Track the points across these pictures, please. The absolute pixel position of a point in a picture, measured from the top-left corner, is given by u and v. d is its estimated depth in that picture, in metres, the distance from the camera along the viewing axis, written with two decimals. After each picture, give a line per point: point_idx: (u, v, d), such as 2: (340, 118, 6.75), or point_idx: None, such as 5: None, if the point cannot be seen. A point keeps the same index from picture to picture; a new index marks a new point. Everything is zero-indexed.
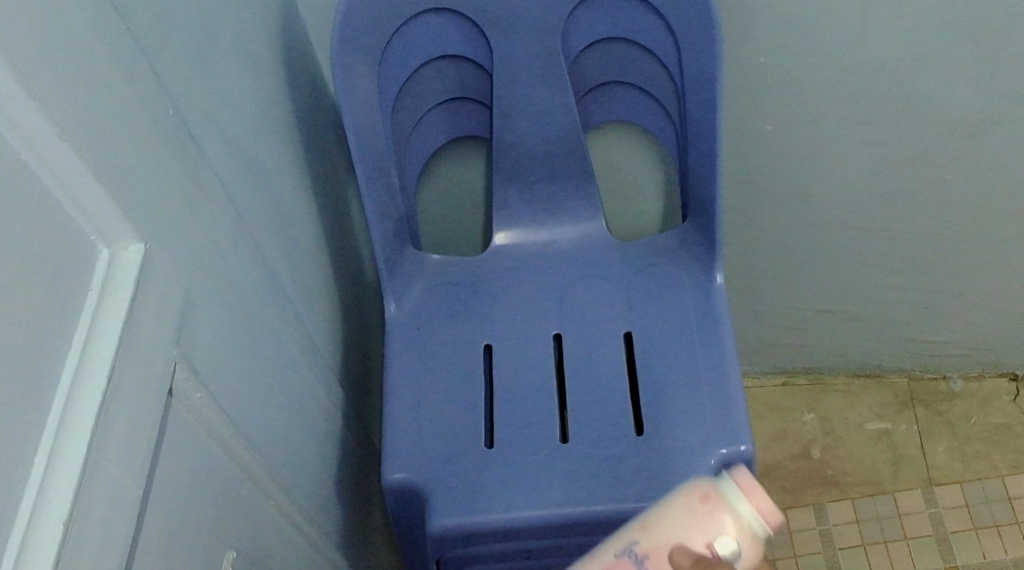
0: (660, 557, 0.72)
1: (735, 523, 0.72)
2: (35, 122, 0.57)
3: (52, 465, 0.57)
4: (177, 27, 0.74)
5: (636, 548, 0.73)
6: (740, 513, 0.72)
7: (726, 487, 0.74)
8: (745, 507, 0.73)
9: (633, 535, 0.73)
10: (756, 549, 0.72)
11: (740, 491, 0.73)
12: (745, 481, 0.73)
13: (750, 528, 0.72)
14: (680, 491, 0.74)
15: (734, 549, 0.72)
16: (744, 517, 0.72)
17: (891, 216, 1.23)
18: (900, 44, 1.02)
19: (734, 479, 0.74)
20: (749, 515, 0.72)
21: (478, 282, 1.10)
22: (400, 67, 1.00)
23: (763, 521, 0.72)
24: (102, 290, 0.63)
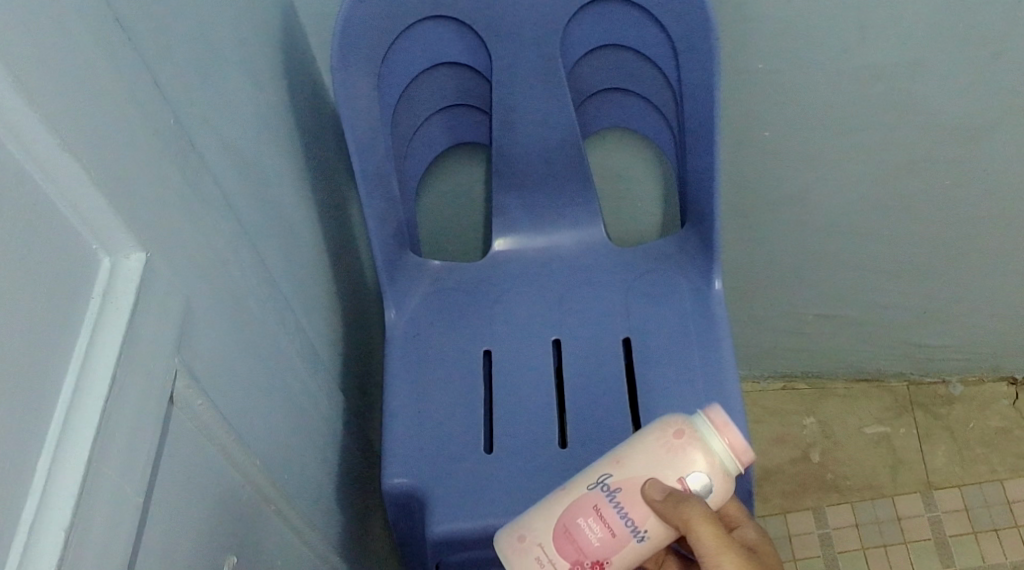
0: (633, 489, 0.79)
1: (706, 457, 0.79)
2: (37, 133, 0.58)
3: (53, 474, 0.58)
4: (177, 36, 0.74)
5: (612, 480, 0.80)
6: (712, 447, 0.79)
7: (699, 424, 0.80)
8: (716, 442, 0.79)
9: (609, 467, 0.81)
10: (725, 479, 0.79)
11: (712, 427, 0.80)
12: (717, 418, 0.80)
13: (721, 461, 0.79)
14: (654, 429, 0.81)
15: (703, 480, 0.79)
16: (716, 452, 0.79)
17: (889, 220, 1.23)
18: (897, 50, 1.03)
19: (706, 416, 0.80)
20: (721, 450, 0.79)
21: (478, 287, 1.11)
22: (400, 74, 1.00)
23: (733, 455, 0.79)
24: (104, 299, 0.63)
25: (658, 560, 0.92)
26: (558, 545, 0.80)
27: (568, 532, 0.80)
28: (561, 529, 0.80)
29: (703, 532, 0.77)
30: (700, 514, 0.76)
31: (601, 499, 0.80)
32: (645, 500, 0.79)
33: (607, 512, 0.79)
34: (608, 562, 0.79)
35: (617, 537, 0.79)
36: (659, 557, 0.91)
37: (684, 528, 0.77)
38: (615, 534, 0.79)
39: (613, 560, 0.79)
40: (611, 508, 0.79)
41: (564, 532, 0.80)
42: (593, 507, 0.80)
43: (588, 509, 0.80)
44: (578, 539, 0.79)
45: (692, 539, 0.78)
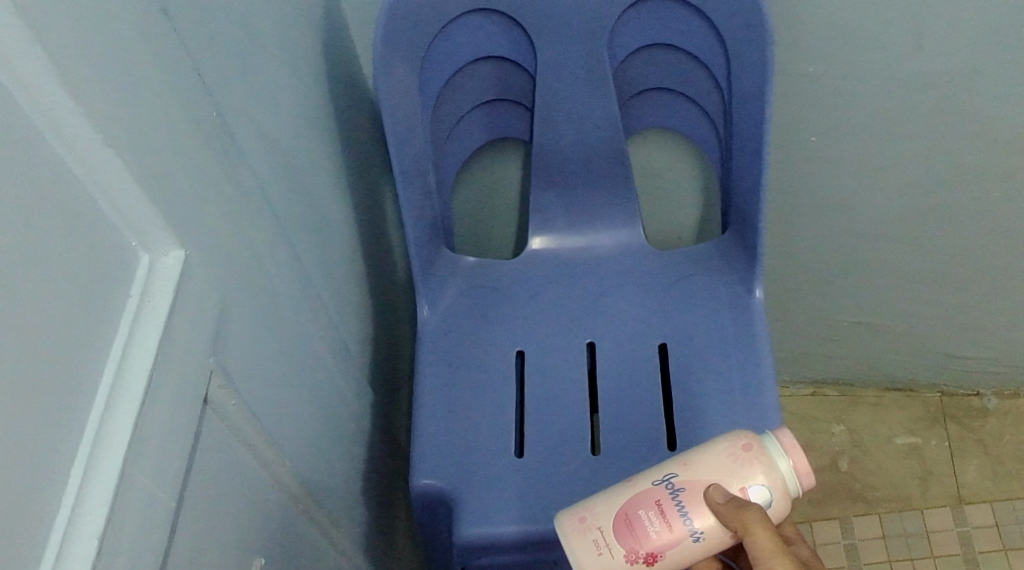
0: (697, 491, 0.78)
1: (771, 473, 0.78)
2: (81, 129, 0.56)
3: (87, 481, 0.56)
4: (222, 27, 0.72)
5: (677, 479, 0.79)
6: (777, 464, 0.78)
7: (769, 442, 0.79)
8: (782, 461, 0.78)
9: (675, 467, 0.80)
10: (786, 498, 0.78)
11: (780, 448, 0.79)
12: (786, 439, 0.79)
13: (784, 480, 0.78)
14: (724, 438, 0.80)
15: (764, 494, 0.77)
16: (781, 470, 0.78)
17: (932, 231, 1.20)
18: (956, 60, 0.99)
19: (775, 437, 0.79)
20: (786, 470, 0.78)
21: (514, 287, 1.09)
22: (442, 67, 0.98)
23: (796, 478, 0.78)
24: (141, 297, 0.62)
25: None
26: (617, 532, 0.78)
27: (628, 522, 0.78)
28: (622, 518, 0.79)
29: (762, 539, 0.75)
30: (760, 521, 0.75)
31: (664, 496, 0.78)
32: (707, 503, 0.77)
33: (668, 509, 0.78)
34: (661, 556, 0.77)
35: (674, 535, 0.77)
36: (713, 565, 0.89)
37: (742, 532, 0.75)
38: (673, 530, 0.77)
39: (667, 555, 0.77)
40: (672, 505, 0.78)
41: (624, 521, 0.78)
42: (656, 502, 0.78)
43: (650, 503, 0.78)
44: (636, 530, 0.78)
45: (748, 545, 0.76)
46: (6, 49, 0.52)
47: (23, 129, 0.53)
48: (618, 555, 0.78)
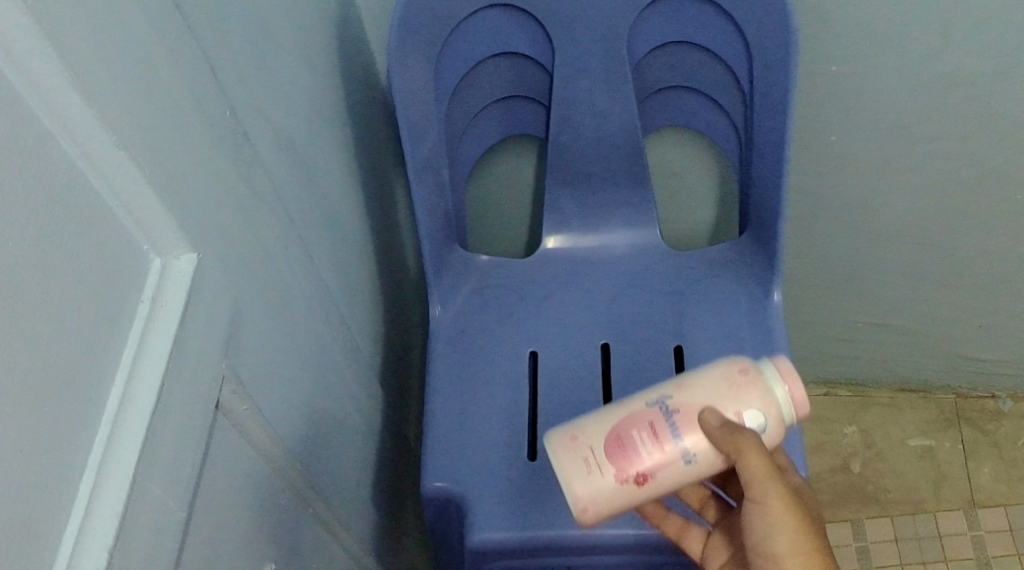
0: (691, 414, 0.76)
1: (767, 400, 0.76)
2: (93, 132, 0.54)
3: (96, 492, 0.54)
4: (237, 23, 0.70)
5: (671, 401, 0.76)
6: (773, 392, 0.76)
7: (765, 368, 0.77)
8: (778, 388, 0.76)
9: (669, 390, 0.77)
10: (780, 426, 0.76)
11: (777, 373, 0.76)
12: (783, 365, 0.77)
13: (780, 408, 0.76)
14: (719, 363, 0.78)
15: (759, 420, 0.75)
16: (776, 397, 0.76)
17: (952, 233, 1.18)
18: (983, 60, 0.97)
19: (772, 362, 0.77)
20: (781, 397, 0.76)
21: (526, 285, 1.07)
22: (458, 63, 0.96)
23: (792, 406, 0.76)
24: (153, 302, 0.60)
25: (701, 500, 0.89)
26: (609, 452, 0.76)
27: (620, 442, 0.76)
28: (614, 437, 0.76)
29: (755, 463, 0.73)
30: (753, 446, 0.73)
31: (657, 417, 0.76)
32: (701, 427, 0.75)
33: (662, 431, 0.75)
34: (652, 478, 0.75)
35: (666, 456, 0.75)
36: (704, 495, 0.89)
37: (735, 455, 0.73)
38: (665, 451, 0.75)
39: (658, 478, 0.75)
40: (666, 427, 0.75)
41: (615, 440, 0.76)
42: (649, 422, 0.76)
43: (643, 424, 0.76)
44: (628, 451, 0.75)
45: (740, 469, 0.74)
46: (16, 49, 0.50)
47: (34, 131, 0.51)
48: (608, 476, 0.75)
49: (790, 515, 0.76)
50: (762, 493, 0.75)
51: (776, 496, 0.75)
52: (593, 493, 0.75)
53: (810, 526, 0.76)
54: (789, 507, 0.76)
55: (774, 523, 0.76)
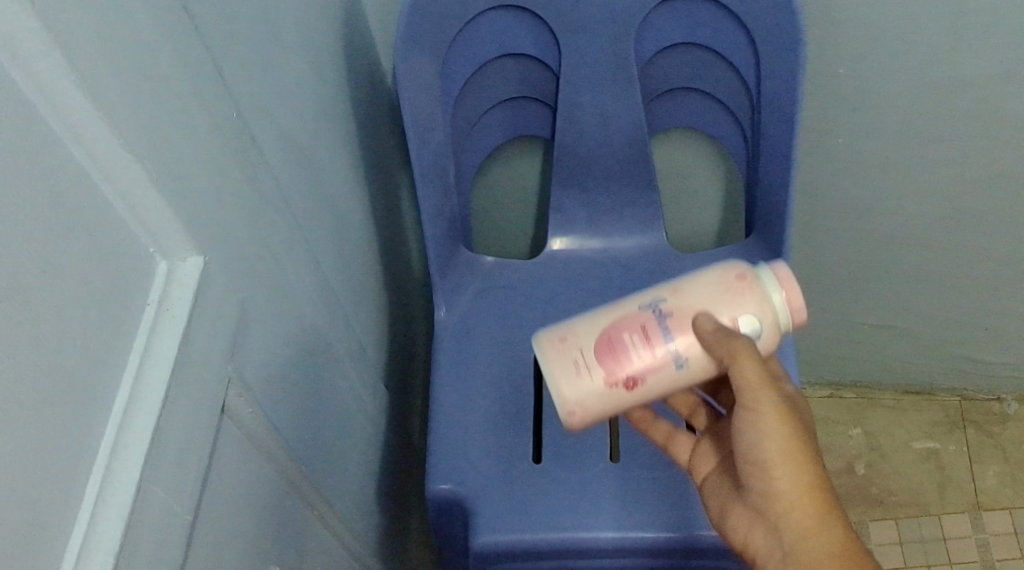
0: (685, 317, 0.75)
1: (763, 306, 0.75)
2: (100, 134, 0.54)
3: (101, 498, 0.54)
4: (243, 25, 0.70)
5: (665, 304, 0.76)
6: (770, 297, 0.75)
7: (762, 273, 0.76)
8: (775, 293, 0.76)
9: (664, 292, 0.77)
10: (775, 331, 0.76)
11: (775, 279, 0.76)
12: (781, 271, 0.76)
13: (775, 312, 0.75)
14: (716, 267, 0.77)
15: (754, 325, 0.75)
16: (773, 303, 0.75)
17: (960, 236, 1.18)
18: (991, 63, 0.97)
19: (770, 268, 0.77)
20: (778, 302, 0.76)
21: (531, 287, 1.07)
22: (464, 63, 0.96)
23: (788, 312, 0.76)
24: (159, 306, 0.60)
25: (690, 405, 0.91)
26: (599, 354, 0.75)
27: (610, 344, 0.75)
28: (604, 339, 0.76)
29: (748, 369, 0.73)
30: (747, 352, 0.73)
31: (650, 319, 0.75)
32: (694, 331, 0.75)
33: (653, 333, 0.75)
34: (642, 382, 0.75)
35: (657, 360, 0.75)
36: (693, 402, 0.91)
37: (729, 361, 0.73)
38: (656, 354, 0.75)
39: (647, 382, 0.75)
40: (658, 330, 0.75)
41: (606, 342, 0.75)
42: (640, 324, 0.75)
43: (635, 326, 0.75)
44: (618, 353, 0.75)
45: (733, 375, 0.74)
46: (23, 51, 0.50)
47: (40, 134, 0.51)
48: (597, 378, 0.75)
49: (784, 428, 0.75)
50: (755, 400, 0.75)
51: (770, 406, 0.75)
52: (581, 396, 0.75)
53: (805, 434, 0.76)
54: (782, 415, 0.75)
55: (766, 431, 0.76)
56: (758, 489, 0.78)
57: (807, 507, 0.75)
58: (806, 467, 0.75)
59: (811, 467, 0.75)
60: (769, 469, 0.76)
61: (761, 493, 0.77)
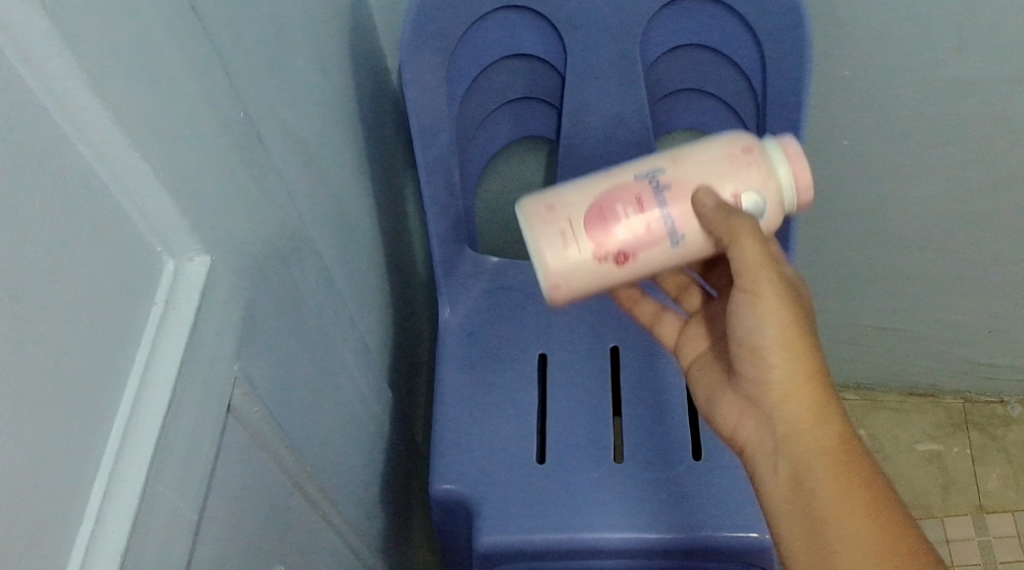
0: (684, 191, 0.73)
1: (767, 180, 0.73)
2: (109, 134, 0.54)
3: (108, 496, 0.54)
4: (251, 24, 0.70)
5: (663, 175, 0.74)
6: (777, 172, 0.73)
7: (769, 147, 0.74)
8: (782, 168, 0.74)
9: (662, 163, 0.75)
10: (779, 208, 0.74)
11: (783, 154, 0.74)
12: (790, 147, 0.74)
13: (781, 189, 0.74)
14: (721, 138, 0.75)
15: (757, 202, 0.73)
16: (778, 178, 0.73)
17: (964, 238, 1.18)
18: (998, 66, 0.97)
19: (778, 142, 0.74)
20: (784, 178, 0.74)
21: (536, 286, 1.07)
22: (470, 64, 0.96)
23: (794, 188, 0.74)
24: (165, 306, 0.60)
25: (680, 286, 0.91)
26: (589, 224, 0.73)
27: (602, 215, 0.73)
28: (595, 210, 0.74)
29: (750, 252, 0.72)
30: (749, 229, 0.71)
31: (646, 191, 0.73)
32: (693, 204, 0.73)
33: (648, 205, 0.73)
34: (633, 257, 0.73)
35: (651, 235, 0.73)
36: (683, 282, 0.91)
37: (729, 240, 0.71)
38: (651, 226, 0.73)
39: (638, 257, 0.74)
40: (653, 202, 0.73)
41: (597, 213, 0.73)
42: (636, 195, 0.73)
43: (629, 197, 0.73)
44: (609, 223, 0.73)
45: (733, 255, 0.72)
46: (34, 51, 0.50)
47: (49, 134, 0.52)
48: (585, 252, 0.73)
49: (782, 307, 0.75)
50: (754, 283, 0.75)
51: (768, 286, 0.74)
52: (568, 268, 0.74)
53: (804, 322, 0.76)
54: (782, 301, 0.75)
55: (765, 317, 0.76)
56: (754, 376, 0.78)
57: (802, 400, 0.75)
58: (804, 358, 0.75)
59: (810, 357, 0.75)
60: (767, 358, 0.76)
61: (757, 381, 0.77)
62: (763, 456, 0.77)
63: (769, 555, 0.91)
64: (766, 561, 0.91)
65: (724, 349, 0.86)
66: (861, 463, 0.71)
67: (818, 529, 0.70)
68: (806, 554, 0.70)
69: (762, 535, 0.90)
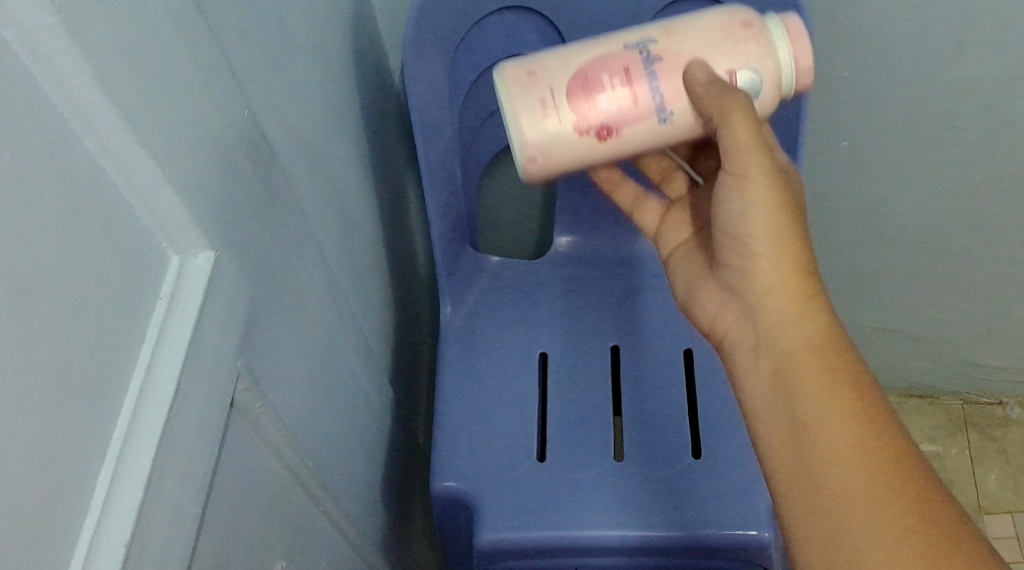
0: (674, 64, 0.77)
1: (765, 57, 0.77)
2: (117, 131, 0.55)
3: (113, 489, 0.55)
4: (256, 23, 0.71)
5: (654, 47, 0.78)
6: (777, 50, 0.77)
7: (772, 26, 0.78)
8: (782, 48, 0.77)
9: (656, 35, 0.78)
10: (775, 87, 0.78)
11: (784, 33, 0.77)
12: (792, 26, 0.78)
13: (778, 68, 0.77)
14: (720, 12, 0.78)
15: (751, 79, 0.77)
16: (777, 58, 0.77)
17: (963, 239, 1.18)
18: (996, 68, 0.97)
19: (781, 21, 0.78)
20: (784, 58, 0.77)
21: (537, 284, 1.08)
22: (473, 65, 0.96)
23: (792, 69, 0.78)
24: (170, 301, 0.61)
25: (664, 171, 0.96)
26: (573, 93, 0.77)
27: (586, 84, 0.77)
28: (580, 79, 0.77)
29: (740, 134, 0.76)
30: (741, 107, 0.75)
31: (634, 63, 0.77)
32: (684, 79, 0.77)
33: (635, 77, 0.77)
34: (616, 131, 0.78)
35: (636, 109, 0.77)
36: (667, 167, 0.96)
37: (720, 117, 0.75)
38: (637, 99, 0.77)
39: (620, 131, 0.78)
40: (640, 75, 0.77)
41: (582, 83, 0.77)
42: (624, 67, 0.77)
43: (617, 68, 0.77)
44: (593, 92, 0.77)
45: (723, 134, 0.76)
46: (43, 49, 0.51)
47: (58, 131, 0.52)
48: (567, 122, 0.77)
49: (768, 191, 0.79)
50: (744, 167, 0.78)
51: (759, 171, 0.78)
52: (550, 135, 0.78)
53: (791, 212, 0.79)
54: (768, 186, 0.79)
55: (752, 203, 0.79)
56: (736, 267, 0.81)
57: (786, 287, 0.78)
58: (789, 247, 0.78)
59: (796, 247, 0.78)
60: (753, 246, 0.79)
61: (740, 268, 0.81)
62: (746, 345, 0.80)
63: (768, 553, 0.91)
64: (766, 558, 0.92)
65: (705, 235, 0.91)
66: (841, 353, 0.75)
67: (796, 406, 0.73)
68: (783, 428, 0.73)
69: (761, 532, 0.90)
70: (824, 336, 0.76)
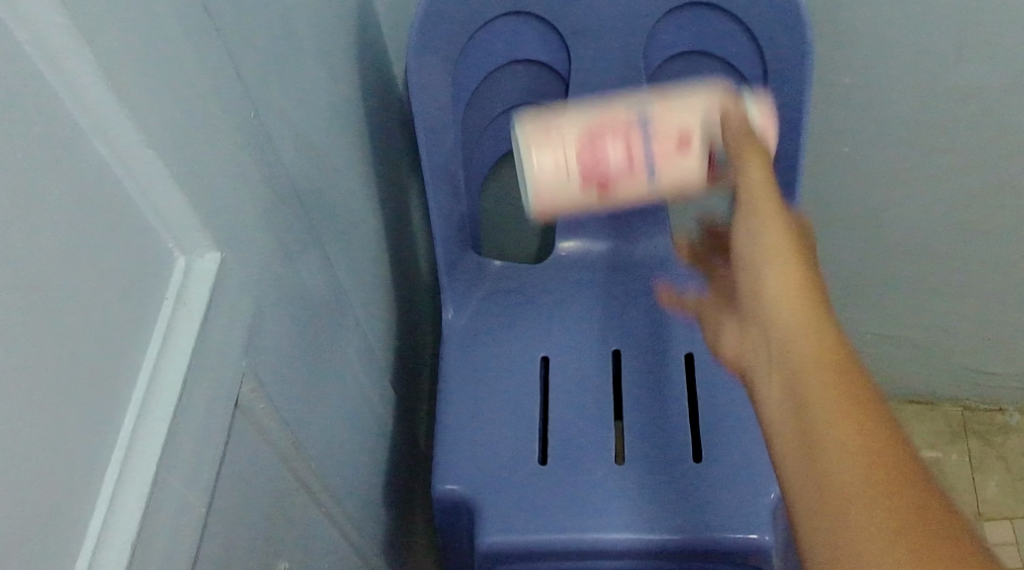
0: (672, 131, 0.81)
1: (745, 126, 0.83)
2: (125, 131, 0.56)
3: (120, 486, 0.55)
4: (262, 27, 0.72)
5: (651, 111, 0.81)
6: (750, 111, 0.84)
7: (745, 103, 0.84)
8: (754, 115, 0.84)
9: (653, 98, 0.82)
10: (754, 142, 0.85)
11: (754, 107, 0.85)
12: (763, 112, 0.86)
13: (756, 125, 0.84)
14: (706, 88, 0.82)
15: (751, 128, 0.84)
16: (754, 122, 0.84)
17: (962, 246, 1.19)
18: (996, 75, 0.98)
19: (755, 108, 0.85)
20: (757, 124, 0.84)
21: (539, 289, 1.08)
22: (476, 70, 0.97)
23: (764, 130, 0.85)
24: (176, 300, 0.61)
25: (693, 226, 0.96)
26: (580, 151, 0.81)
27: (593, 144, 0.82)
28: (586, 138, 0.81)
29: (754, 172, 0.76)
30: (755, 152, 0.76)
31: (634, 126, 0.81)
32: (683, 144, 0.82)
33: (635, 141, 0.82)
34: (614, 185, 0.83)
35: (632, 170, 0.83)
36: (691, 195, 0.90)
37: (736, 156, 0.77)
38: (636, 161, 0.82)
39: (618, 186, 0.83)
40: (640, 140, 0.82)
41: (588, 142, 0.81)
42: (624, 129, 0.81)
43: (620, 131, 0.81)
44: (597, 153, 0.82)
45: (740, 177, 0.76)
46: (54, 48, 0.51)
47: (68, 129, 0.53)
48: (572, 174, 0.82)
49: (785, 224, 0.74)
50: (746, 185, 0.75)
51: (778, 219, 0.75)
52: (557, 189, 0.83)
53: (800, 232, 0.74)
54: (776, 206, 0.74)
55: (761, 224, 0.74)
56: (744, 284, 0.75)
57: (794, 301, 0.70)
58: (795, 264, 0.72)
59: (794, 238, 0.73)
60: (760, 264, 0.73)
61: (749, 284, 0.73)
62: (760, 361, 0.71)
63: (768, 557, 0.91)
64: (766, 562, 0.92)
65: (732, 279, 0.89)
66: (851, 370, 0.65)
67: (804, 412, 0.64)
68: (790, 435, 0.64)
69: (762, 536, 0.90)
70: (835, 344, 0.66)
